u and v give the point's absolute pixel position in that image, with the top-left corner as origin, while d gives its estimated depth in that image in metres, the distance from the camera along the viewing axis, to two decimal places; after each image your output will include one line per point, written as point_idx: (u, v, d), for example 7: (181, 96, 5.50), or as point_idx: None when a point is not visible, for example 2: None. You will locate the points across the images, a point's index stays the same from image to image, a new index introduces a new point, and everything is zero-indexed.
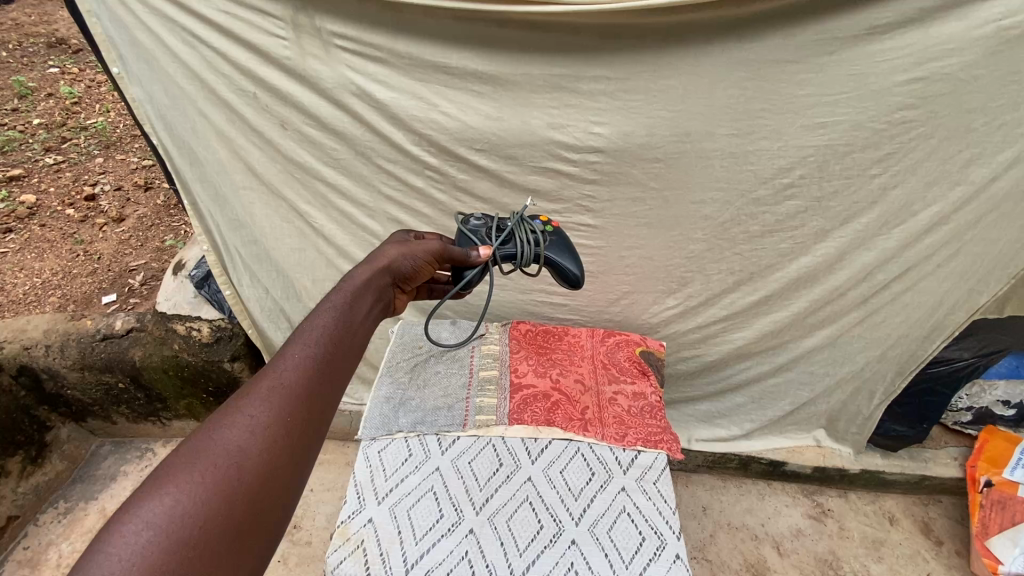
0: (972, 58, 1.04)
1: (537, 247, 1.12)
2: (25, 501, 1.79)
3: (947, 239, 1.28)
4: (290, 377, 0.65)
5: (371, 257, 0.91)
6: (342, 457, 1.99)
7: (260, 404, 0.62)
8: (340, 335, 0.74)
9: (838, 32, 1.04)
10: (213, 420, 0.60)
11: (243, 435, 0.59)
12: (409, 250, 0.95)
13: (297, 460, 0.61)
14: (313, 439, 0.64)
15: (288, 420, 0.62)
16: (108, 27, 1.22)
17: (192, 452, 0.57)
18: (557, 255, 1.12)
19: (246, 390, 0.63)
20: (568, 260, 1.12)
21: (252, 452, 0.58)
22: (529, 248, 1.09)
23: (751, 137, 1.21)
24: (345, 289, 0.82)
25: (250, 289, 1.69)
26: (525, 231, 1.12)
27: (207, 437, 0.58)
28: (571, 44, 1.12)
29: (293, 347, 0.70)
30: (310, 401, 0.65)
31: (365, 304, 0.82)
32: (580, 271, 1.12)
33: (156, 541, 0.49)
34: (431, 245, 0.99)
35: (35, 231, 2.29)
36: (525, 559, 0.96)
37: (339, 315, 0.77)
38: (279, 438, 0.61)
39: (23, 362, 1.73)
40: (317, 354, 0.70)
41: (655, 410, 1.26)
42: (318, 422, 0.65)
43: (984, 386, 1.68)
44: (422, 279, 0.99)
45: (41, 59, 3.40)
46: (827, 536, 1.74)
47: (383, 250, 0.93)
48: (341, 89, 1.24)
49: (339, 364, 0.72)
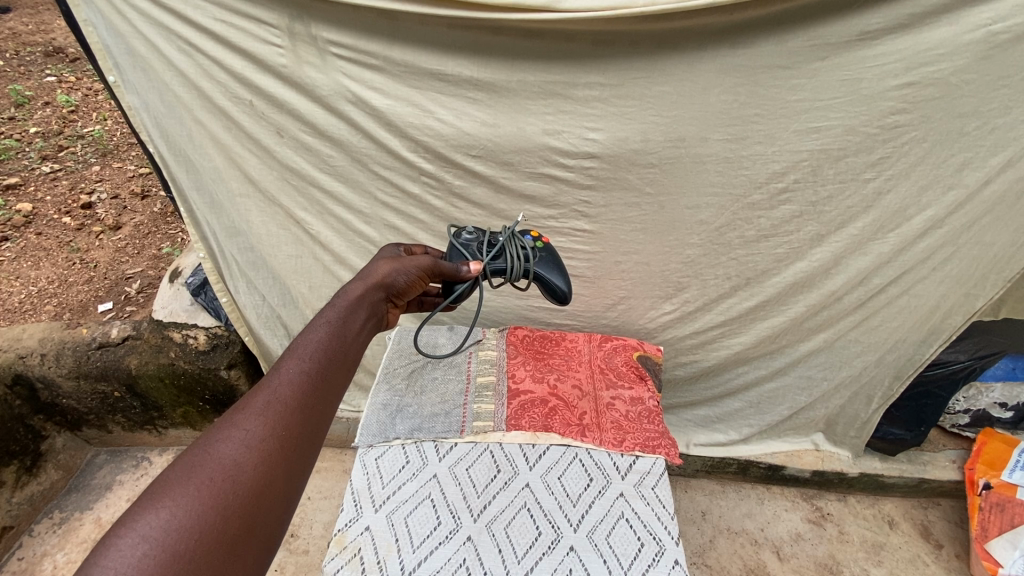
0: (962, 63, 1.05)
1: (527, 263, 1.12)
2: (19, 512, 1.77)
3: (941, 243, 1.29)
4: (287, 390, 0.65)
5: (364, 273, 0.91)
6: (339, 464, 1.98)
7: (256, 417, 0.61)
8: (335, 349, 0.74)
9: (829, 38, 1.05)
10: (210, 434, 0.60)
11: (240, 448, 0.59)
12: (402, 265, 0.95)
13: (293, 474, 0.61)
14: (309, 451, 0.64)
15: (285, 434, 0.62)
16: (104, 34, 1.22)
17: (189, 465, 0.56)
18: (546, 270, 1.13)
19: (242, 405, 0.63)
20: (556, 276, 1.13)
21: (248, 465, 0.58)
22: (518, 263, 1.10)
23: (745, 142, 1.21)
24: (340, 302, 0.83)
25: (246, 296, 1.68)
26: (515, 246, 1.12)
27: (204, 449, 0.58)
28: (565, 50, 1.13)
29: (288, 361, 0.70)
30: (306, 414, 0.65)
31: (359, 317, 0.83)
32: (568, 287, 1.13)
33: (152, 554, 0.49)
34: (424, 259, 0.99)
35: (31, 240, 2.28)
36: (523, 566, 0.95)
37: (334, 329, 0.77)
38: (274, 451, 0.60)
39: (18, 371, 1.72)
40: (312, 368, 0.70)
41: (654, 415, 1.26)
42: (314, 434, 0.65)
43: (982, 388, 1.68)
44: (414, 293, 0.99)
45: (38, 68, 3.41)
46: (827, 540, 1.73)
47: (376, 265, 0.94)
48: (336, 97, 1.24)
49: (334, 378, 0.71)
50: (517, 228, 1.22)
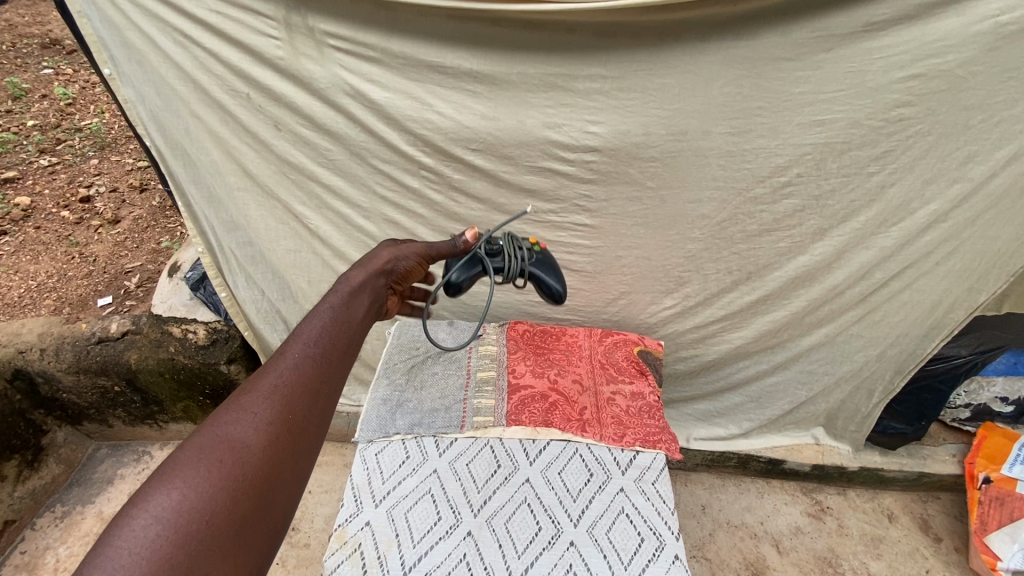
0: (969, 55, 1.03)
1: (523, 262, 1.11)
2: (21, 505, 1.78)
3: (946, 236, 1.28)
4: (291, 374, 0.65)
5: (365, 259, 0.91)
6: (340, 458, 1.99)
7: (263, 401, 0.61)
8: (338, 332, 0.74)
9: (834, 29, 1.04)
10: (217, 417, 0.59)
11: (248, 428, 0.59)
12: (402, 251, 0.95)
13: (300, 458, 0.61)
14: (315, 435, 0.63)
15: (291, 417, 0.62)
16: (99, 26, 1.20)
17: (198, 445, 0.57)
18: (541, 271, 1.12)
19: (248, 388, 0.63)
20: (552, 277, 1.12)
21: (257, 446, 0.58)
22: (515, 262, 1.09)
23: (748, 135, 1.20)
24: (342, 286, 0.83)
25: (245, 290, 1.68)
26: (513, 245, 1.11)
27: (212, 431, 0.58)
28: (565, 42, 1.11)
29: (294, 346, 0.69)
30: (313, 398, 0.65)
31: (362, 302, 0.83)
32: (563, 288, 1.12)
33: (164, 535, 0.49)
34: (423, 246, 0.99)
35: (30, 234, 2.28)
36: (524, 561, 0.95)
37: (337, 313, 0.77)
38: (281, 433, 0.61)
39: (18, 366, 1.73)
40: (318, 353, 0.70)
41: (654, 410, 1.26)
42: (320, 418, 0.65)
43: (983, 382, 1.67)
44: (412, 280, 0.99)
45: (35, 61, 3.38)
46: (826, 534, 1.74)
47: (376, 252, 0.94)
48: (335, 90, 1.23)
49: (338, 362, 0.71)
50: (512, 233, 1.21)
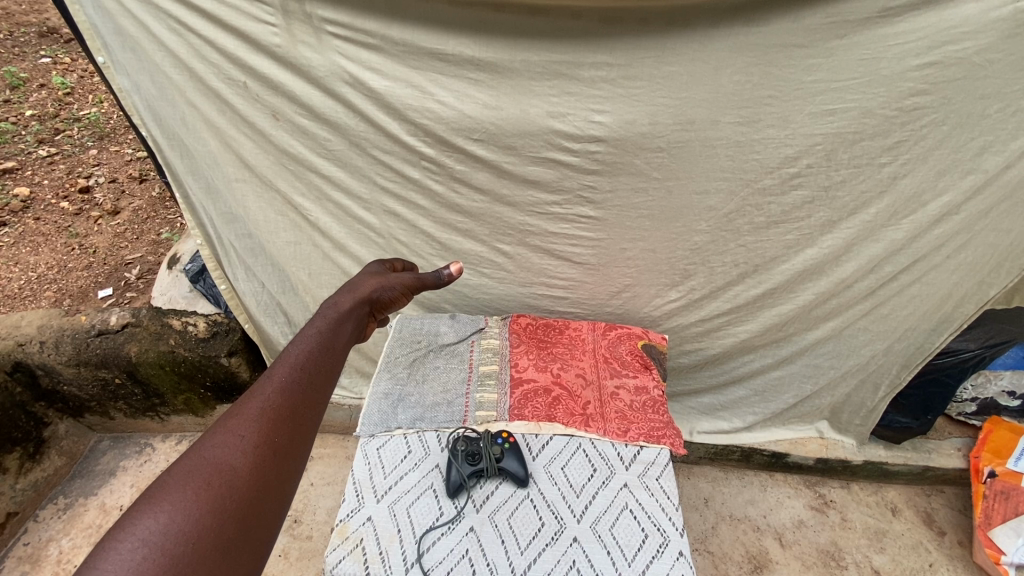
0: (987, 41, 1.01)
1: (498, 463, 1.06)
2: (24, 498, 1.77)
3: (957, 229, 1.26)
4: (275, 399, 0.68)
5: (352, 287, 1.00)
6: (341, 451, 1.98)
7: (250, 424, 0.64)
8: (321, 359, 0.78)
9: (849, 15, 1.01)
10: (203, 441, 0.62)
11: (233, 453, 0.61)
12: (387, 282, 1.05)
13: (284, 480, 0.63)
14: (297, 457, 0.65)
15: (275, 441, 0.64)
16: (91, 12, 1.17)
17: (183, 471, 0.58)
18: (512, 466, 1.06)
19: (233, 413, 0.65)
20: (518, 467, 1.06)
21: (242, 470, 0.60)
22: (491, 469, 1.06)
23: (757, 125, 1.17)
24: (324, 317, 0.88)
25: (245, 284, 1.66)
26: (490, 459, 1.06)
27: (199, 456, 0.60)
28: (570, 28, 1.08)
29: (278, 371, 0.73)
30: (296, 421, 0.68)
31: (345, 328, 0.89)
32: (524, 471, 1.06)
33: (151, 558, 0.50)
34: (407, 277, 1.09)
35: (29, 225, 2.26)
36: (527, 557, 0.94)
37: (319, 340, 0.81)
38: (266, 457, 0.62)
39: (18, 359, 1.71)
40: (302, 377, 0.73)
41: (658, 405, 1.24)
42: (303, 440, 0.67)
43: (989, 377, 1.64)
44: (393, 309, 1.08)
45: (32, 50, 3.34)
46: (830, 527, 1.73)
47: (364, 282, 1.03)
48: (334, 79, 1.21)
49: (321, 386, 0.74)
50: (489, 431, 1.12)
